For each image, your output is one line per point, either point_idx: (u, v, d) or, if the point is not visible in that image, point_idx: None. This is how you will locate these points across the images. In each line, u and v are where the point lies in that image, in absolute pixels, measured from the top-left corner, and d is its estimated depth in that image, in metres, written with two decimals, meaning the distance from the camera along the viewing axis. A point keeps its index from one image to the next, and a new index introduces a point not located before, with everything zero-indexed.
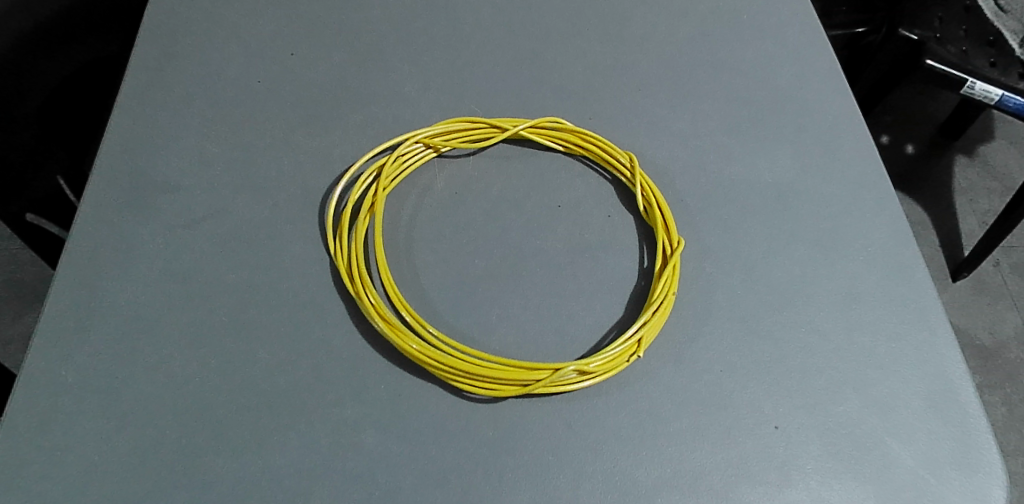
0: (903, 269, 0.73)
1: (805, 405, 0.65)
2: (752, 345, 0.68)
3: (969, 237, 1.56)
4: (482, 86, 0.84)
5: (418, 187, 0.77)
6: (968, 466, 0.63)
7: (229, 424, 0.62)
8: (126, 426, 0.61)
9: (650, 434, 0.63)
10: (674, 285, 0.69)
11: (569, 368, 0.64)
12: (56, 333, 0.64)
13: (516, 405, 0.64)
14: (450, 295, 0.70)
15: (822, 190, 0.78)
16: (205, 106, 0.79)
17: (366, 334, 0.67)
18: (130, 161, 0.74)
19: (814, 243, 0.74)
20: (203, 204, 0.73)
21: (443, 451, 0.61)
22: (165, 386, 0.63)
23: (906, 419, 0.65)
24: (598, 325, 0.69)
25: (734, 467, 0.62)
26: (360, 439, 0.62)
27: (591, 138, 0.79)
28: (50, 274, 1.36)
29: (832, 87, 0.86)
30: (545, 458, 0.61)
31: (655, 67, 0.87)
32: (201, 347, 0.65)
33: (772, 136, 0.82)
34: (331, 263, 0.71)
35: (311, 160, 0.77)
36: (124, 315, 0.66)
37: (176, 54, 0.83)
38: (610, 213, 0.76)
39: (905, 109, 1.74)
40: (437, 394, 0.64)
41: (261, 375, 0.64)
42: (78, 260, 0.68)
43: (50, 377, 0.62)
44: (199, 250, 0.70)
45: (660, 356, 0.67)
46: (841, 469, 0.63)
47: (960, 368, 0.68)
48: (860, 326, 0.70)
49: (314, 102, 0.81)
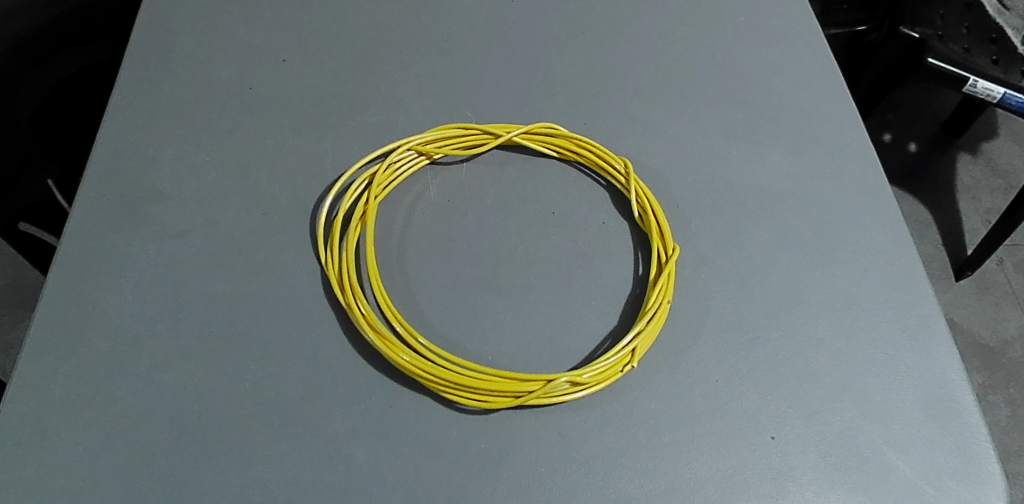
0: (902, 275, 0.72)
1: (801, 414, 0.65)
2: (748, 355, 0.67)
3: (972, 236, 1.55)
4: (476, 91, 0.84)
5: (411, 194, 0.77)
6: (968, 475, 0.62)
7: (219, 437, 0.61)
8: (115, 440, 0.60)
9: (644, 445, 0.62)
10: (668, 294, 0.69)
11: (562, 379, 0.63)
12: (43, 345, 0.64)
13: (509, 416, 0.63)
14: (443, 305, 0.69)
15: (819, 195, 0.77)
16: (196, 114, 0.79)
17: (356, 345, 0.66)
18: (120, 170, 0.74)
19: (810, 250, 0.74)
20: (193, 213, 0.72)
21: (435, 464, 0.61)
22: (154, 397, 0.62)
23: (905, 428, 0.64)
24: (592, 334, 0.69)
25: (729, 478, 0.61)
26: (351, 451, 0.61)
27: (585, 143, 0.78)
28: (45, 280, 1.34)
29: (829, 90, 0.85)
30: (538, 470, 0.61)
31: (651, 70, 0.86)
32: (191, 359, 0.64)
33: (769, 140, 0.81)
34: (323, 273, 0.70)
35: (303, 168, 0.76)
36: (113, 326, 0.65)
37: (166, 61, 0.82)
38: (605, 220, 0.76)
39: (907, 106, 1.73)
40: (429, 406, 0.64)
41: (252, 386, 0.63)
42: (67, 269, 0.68)
43: (40, 389, 0.62)
44: (189, 260, 0.69)
45: (654, 365, 0.66)
46: (838, 479, 0.62)
47: (960, 374, 0.67)
48: (858, 332, 0.69)
49: (306, 108, 0.80)
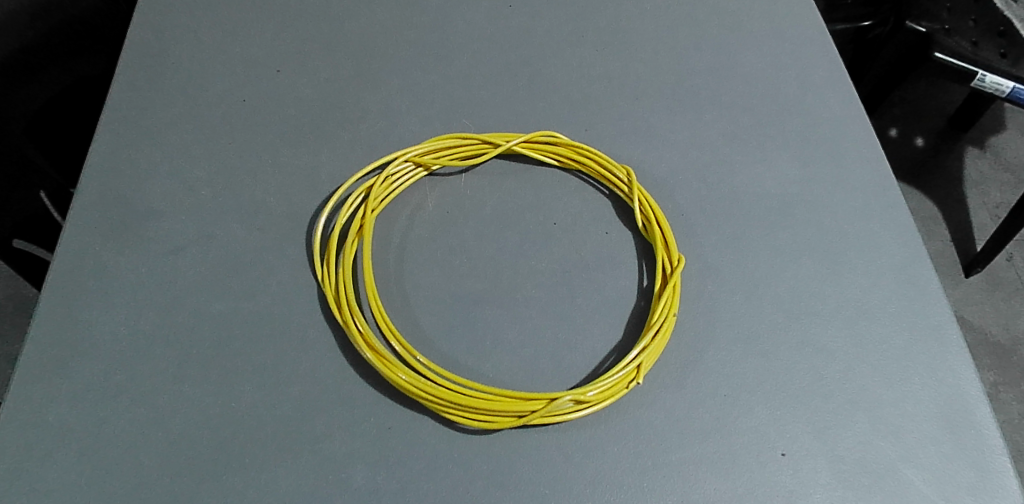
0: (915, 282, 0.71)
1: (812, 430, 0.63)
2: (756, 368, 0.65)
3: (981, 232, 1.53)
4: (475, 99, 0.82)
5: (410, 206, 0.75)
6: (984, 491, 0.60)
7: (215, 460, 0.60)
8: (109, 464, 0.59)
9: (651, 463, 0.61)
10: (674, 306, 0.67)
11: (565, 398, 0.61)
12: (35, 367, 0.62)
13: (512, 435, 0.62)
14: (443, 321, 0.67)
15: (827, 200, 0.76)
16: (190, 127, 0.77)
17: (355, 364, 0.65)
18: (113, 185, 0.72)
19: (819, 258, 0.72)
20: (188, 229, 0.71)
21: (436, 485, 0.59)
22: (149, 420, 0.61)
23: (920, 443, 0.62)
24: (596, 349, 0.67)
25: (739, 497, 0.60)
26: (350, 473, 0.60)
27: (586, 152, 0.77)
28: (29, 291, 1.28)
29: (836, 93, 0.83)
30: (542, 490, 0.59)
31: (653, 75, 0.85)
32: (186, 380, 0.63)
33: (774, 144, 0.79)
34: (319, 290, 0.68)
35: (300, 182, 0.75)
36: (106, 346, 0.64)
37: (161, 74, 0.81)
38: (608, 230, 0.74)
39: (914, 100, 1.70)
40: (430, 426, 0.62)
41: (249, 408, 0.62)
42: (60, 288, 0.66)
43: (33, 412, 0.60)
44: (184, 276, 0.68)
45: (660, 380, 0.65)
46: (851, 497, 0.60)
47: (975, 386, 0.65)
48: (868, 343, 0.67)
49: (301, 120, 0.79)
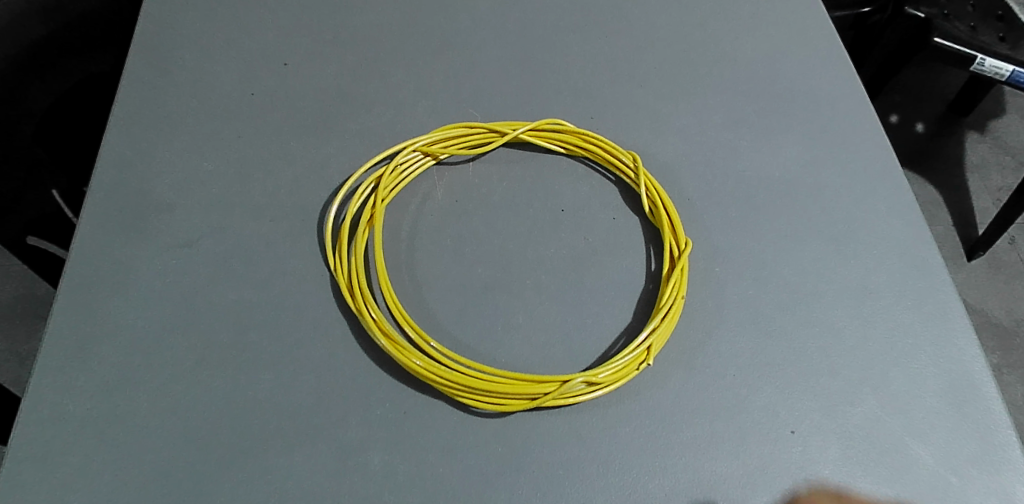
0: (920, 262, 0.72)
1: (822, 407, 0.64)
2: (765, 347, 0.66)
3: (982, 215, 1.53)
4: (481, 88, 0.83)
5: (419, 195, 0.76)
6: (991, 464, 0.61)
7: (233, 448, 0.61)
8: (130, 453, 0.60)
9: (662, 444, 0.61)
10: (683, 288, 0.68)
11: (577, 380, 0.63)
12: (53, 360, 0.63)
13: (525, 418, 0.63)
14: (454, 307, 0.68)
15: (831, 182, 0.76)
16: (198, 121, 0.78)
17: (369, 351, 0.66)
18: (125, 179, 0.73)
19: (825, 239, 0.73)
20: (200, 222, 0.72)
21: (452, 468, 0.60)
22: (167, 411, 0.62)
23: (926, 417, 0.63)
24: (606, 333, 0.68)
25: (749, 475, 0.61)
26: (367, 457, 0.61)
27: (591, 138, 0.77)
28: (40, 290, 1.28)
29: (838, 76, 0.84)
30: (557, 472, 0.60)
31: (656, 62, 0.85)
32: (203, 370, 0.64)
33: (777, 128, 0.80)
34: (332, 279, 0.69)
35: (310, 173, 0.75)
36: (122, 339, 0.65)
37: (168, 70, 0.81)
38: (615, 215, 0.75)
39: (915, 86, 1.71)
40: (444, 411, 0.63)
41: (265, 396, 0.63)
42: (76, 282, 0.67)
43: (53, 404, 0.61)
44: (197, 269, 0.69)
45: (671, 362, 0.66)
46: (860, 472, 0.61)
47: (980, 362, 0.66)
48: (875, 322, 0.68)
49: (308, 112, 0.80)
